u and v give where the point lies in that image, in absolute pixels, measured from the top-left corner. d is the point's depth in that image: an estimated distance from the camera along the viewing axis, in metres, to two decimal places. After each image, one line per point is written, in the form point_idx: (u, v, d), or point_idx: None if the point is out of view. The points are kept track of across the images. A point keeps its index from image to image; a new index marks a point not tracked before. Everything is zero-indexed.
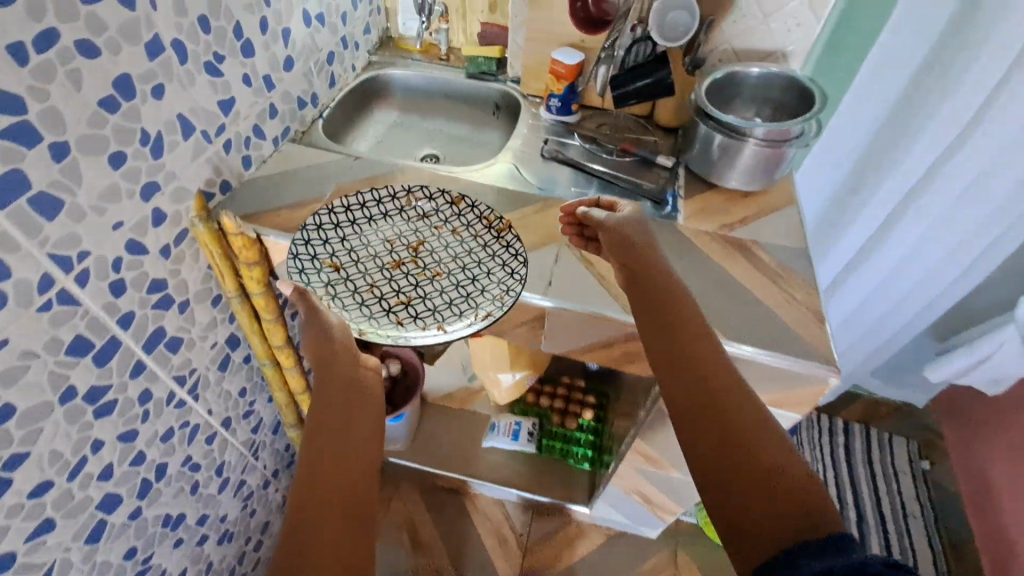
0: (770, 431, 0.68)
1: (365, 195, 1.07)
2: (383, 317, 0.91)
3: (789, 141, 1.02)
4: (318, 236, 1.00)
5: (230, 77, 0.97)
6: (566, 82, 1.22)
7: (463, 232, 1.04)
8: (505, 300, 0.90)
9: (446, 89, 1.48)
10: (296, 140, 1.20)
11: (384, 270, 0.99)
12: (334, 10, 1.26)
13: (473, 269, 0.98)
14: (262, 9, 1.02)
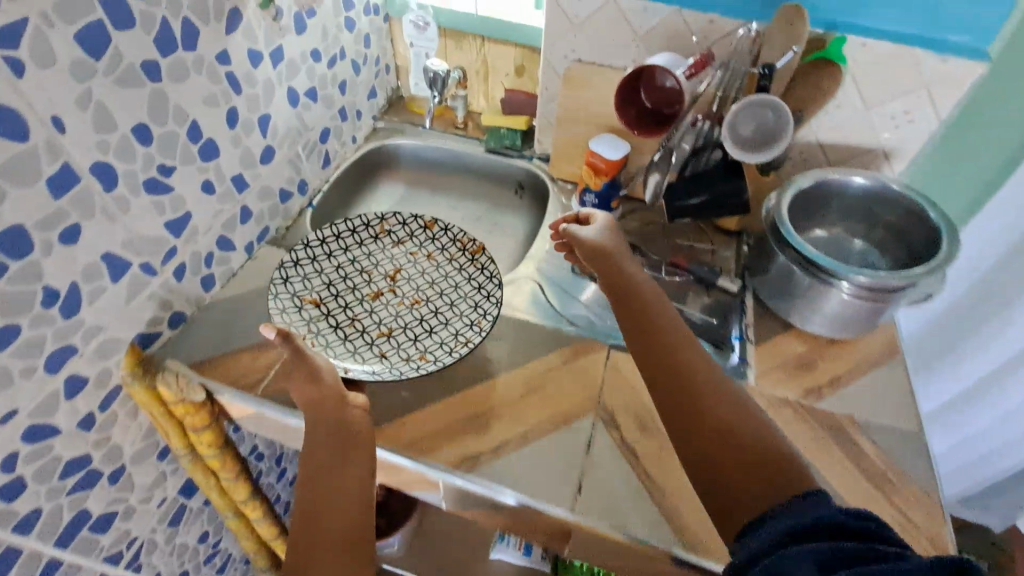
0: (733, 408, 0.63)
1: (342, 224, 1.01)
2: (371, 359, 0.86)
3: (899, 293, 0.78)
4: (296, 273, 0.93)
5: (185, 189, 0.77)
6: (604, 178, 0.99)
7: (438, 256, 1.02)
8: (482, 326, 0.87)
9: (461, 163, 1.26)
10: (278, 240, 1.00)
11: (364, 301, 0.95)
12: (330, 81, 1.06)
13: (450, 294, 0.96)
14: (231, 99, 0.81)
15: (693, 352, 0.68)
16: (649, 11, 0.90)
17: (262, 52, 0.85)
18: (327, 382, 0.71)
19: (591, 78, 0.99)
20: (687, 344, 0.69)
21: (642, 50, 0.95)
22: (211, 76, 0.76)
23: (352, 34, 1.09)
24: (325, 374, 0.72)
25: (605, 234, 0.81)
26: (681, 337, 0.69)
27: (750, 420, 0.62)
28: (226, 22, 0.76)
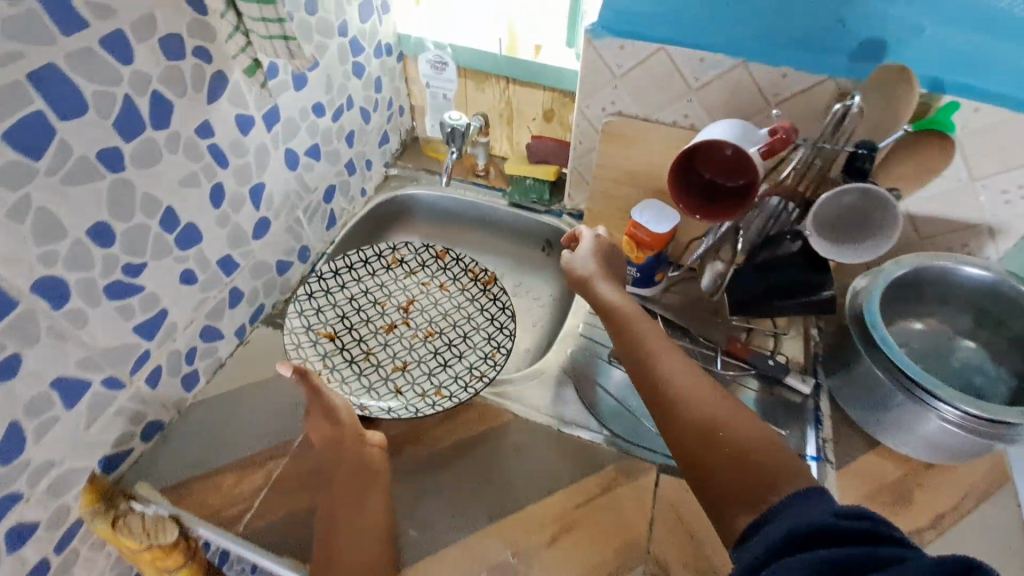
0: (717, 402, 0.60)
1: (354, 256, 0.98)
2: (383, 391, 0.88)
3: (1015, 431, 0.64)
4: (309, 305, 0.90)
5: (160, 284, 0.66)
6: (649, 251, 0.85)
7: (450, 286, 1.01)
8: (497, 358, 0.89)
9: (483, 216, 1.13)
10: (275, 319, 0.88)
11: (377, 334, 0.95)
12: (335, 133, 0.94)
13: (464, 326, 0.96)
14: (216, 174, 0.70)
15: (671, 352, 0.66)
16: (706, 63, 0.76)
17: (253, 116, 0.73)
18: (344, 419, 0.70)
19: (633, 134, 0.86)
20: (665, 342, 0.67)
21: (696, 104, 0.81)
22: (189, 153, 0.65)
23: (360, 80, 0.97)
24: (340, 409, 0.70)
25: (592, 241, 0.77)
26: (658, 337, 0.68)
27: (735, 413, 0.59)
28: (207, 90, 0.65)
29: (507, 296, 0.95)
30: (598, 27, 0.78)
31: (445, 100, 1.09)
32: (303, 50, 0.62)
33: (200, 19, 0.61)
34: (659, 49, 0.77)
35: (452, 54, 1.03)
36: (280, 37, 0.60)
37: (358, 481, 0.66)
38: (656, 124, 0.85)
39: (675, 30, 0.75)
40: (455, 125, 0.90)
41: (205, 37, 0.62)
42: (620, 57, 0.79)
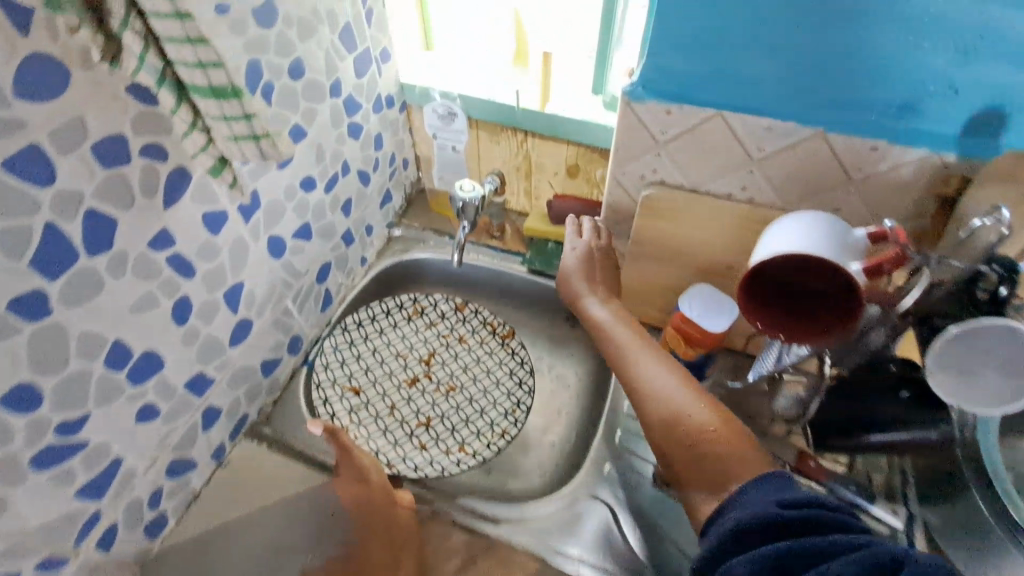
0: (685, 391, 0.60)
1: (377, 305, 0.95)
2: (412, 453, 0.83)
3: None
4: (336, 358, 0.88)
5: (109, 432, 0.55)
6: (701, 348, 0.72)
7: (469, 339, 0.95)
8: (518, 416, 0.86)
9: (500, 283, 1.00)
10: (259, 429, 0.77)
11: (402, 389, 0.89)
12: (329, 205, 0.82)
13: (483, 380, 0.90)
14: (179, 287, 0.58)
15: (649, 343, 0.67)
16: (776, 131, 0.61)
17: (227, 210, 0.61)
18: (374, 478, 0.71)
19: (679, 209, 0.71)
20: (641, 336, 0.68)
21: (757, 177, 0.66)
22: (141, 274, 0.53)
23: (358, 141, 0.84)
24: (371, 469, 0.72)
25: (576, 240, 0.78)
26: (637, 331, 0.69)
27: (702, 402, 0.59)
28: (162, 195, 0.53)
29: (525, 352, 0.92)
30: (641, 88, 0.63)
31: (453, 152, 0.97)
32: (279, 147, 0.50)
33: (149, 110, 0.49)
34: (718, 115, 0.62)
35: (462, 105, 0.89)
36: (250, 136, 0.48)
37: (390, 532, 0.69)
38: (708, 197, 0.70)
39: (741, 92, 0.60)
40: (467, 199, 0.78)
41: (155, 132, 0.50)
42: (665, 124, 0.65)
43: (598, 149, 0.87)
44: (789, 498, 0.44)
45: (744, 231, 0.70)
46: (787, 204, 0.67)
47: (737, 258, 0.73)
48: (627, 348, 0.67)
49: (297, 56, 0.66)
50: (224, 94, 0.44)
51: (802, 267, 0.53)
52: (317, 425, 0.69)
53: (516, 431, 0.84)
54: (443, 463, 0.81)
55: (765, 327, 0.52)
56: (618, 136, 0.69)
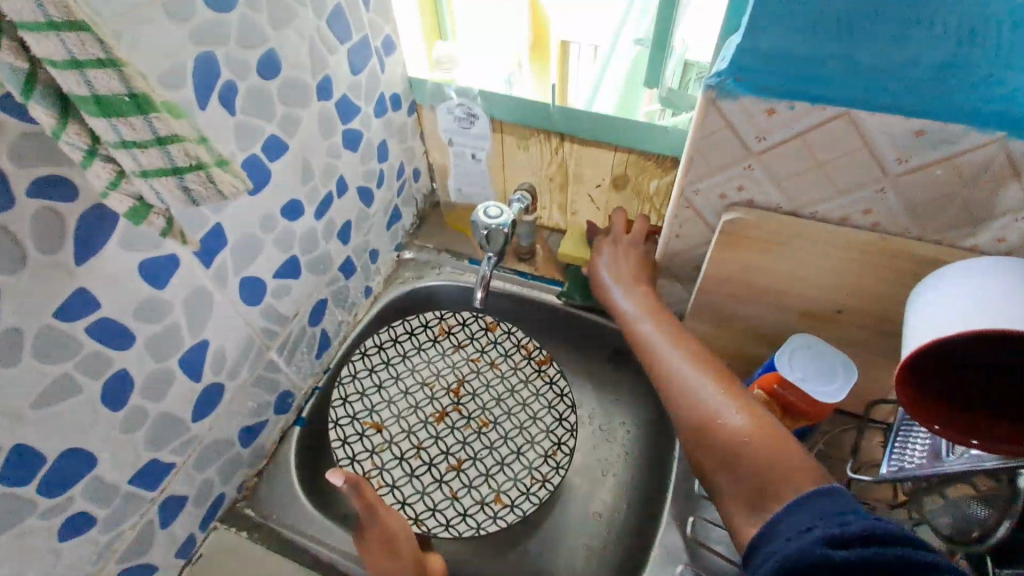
0: (720, 388, 0.54)
1: (400, 325, 0.78)
2: (442, 504, 0.68)
3: None
4: (354, 389, 0.73)
5: (19, 562, 0.41)
6: (805, 420, 0.56)
7: (502, 365, 0.78)
8: (558, 459, 0.70)
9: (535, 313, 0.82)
10: (240, 510, 0.62)
11: (428, 426, 0.74)
12: (322, 232, 0.66)
13: (518, 415, 0.75)
14: (111, 361, 0.44)
15: (681, 333, 0.60)
16: (929, 139, 0.44)
17: (178, 254, 0.46)
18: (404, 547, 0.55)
19: (778, 235, 0.54)
20: (671, 325, 0.61)
21: (890, 196, 0.49)
22: (46, 354, 0.39)
23: (356, 152, 0.69)
24: (400, 535, 0.56)
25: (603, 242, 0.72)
26: (668, 320, 0.62)
27: (739, 402, 0.52)
28: (72, 247, 0.38)
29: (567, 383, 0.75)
30: (735, 79, 0.46)
31: (473, 160, 0.81)
32: (215, 183, 0.35)
33: (34, 131, 0.34)
34: (846, 113, 0.45)
35: (483, 104, 0.73)
36: (167, 169, 0.33)
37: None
38: (815, 223, 0.53)
39: (880, 82, 0.43)
40: (493, 226, 0.62)
41: (48, 161, 0.35)
42: (765, 128, 0.48)
43: (653, 156, 0.70)
44: (839, 532, 0.37)
45: (860, 267, 0.53)
46: (926, 233, 0.51)
47: (844, 301, 0.56)
48: (657, 339, 0.60)
49: (269, 48, 0.51)
50: (119, 109, 0.30)
51: (985, 362, 0.40)
52: (339, 476, 0.53)
53: (560, 478, 0.68)
54: (476, 516, 0.67)
55: (946, 432, 0.39)
56: (693, 142, 0.51)
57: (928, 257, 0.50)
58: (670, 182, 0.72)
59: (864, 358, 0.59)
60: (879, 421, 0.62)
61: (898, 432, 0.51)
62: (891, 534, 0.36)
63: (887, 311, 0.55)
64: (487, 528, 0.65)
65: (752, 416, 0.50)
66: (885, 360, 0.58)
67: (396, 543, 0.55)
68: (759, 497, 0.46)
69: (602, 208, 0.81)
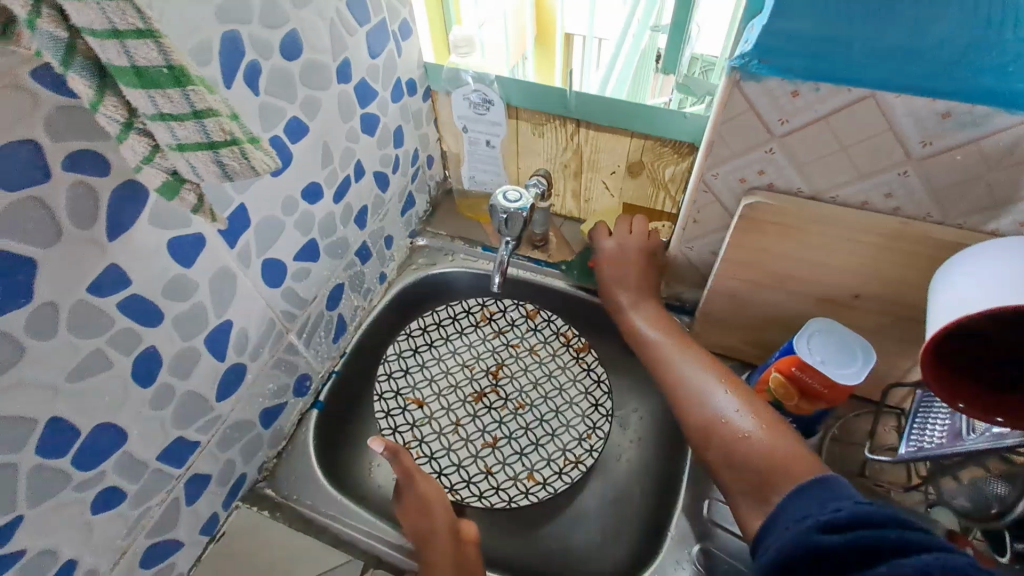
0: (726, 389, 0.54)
1: (444, 309, 0.80)
2: (477, 477, 0.68)
3: None
4: (398, 365, 0.75)
5: (53, 533, 0.42)
6: (822, 403, 0.56)
7: (541, 350, 0.79)
8: (593, 442, 0.69)
9: (543, 298, 0.84)
10: (260, 490, 0.63)
11: (467, 406, 0.75)
12: (340, 217, 0.67)
13: (555, 399, 0.75)
14: (140, 339, 0.44)
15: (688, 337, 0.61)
16: (956, 120, 0.44)
17: (204, 234, 0.47)
18: (438, 511, 0.56)
19: (798, 218, 0.54)
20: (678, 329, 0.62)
21: (913, 179, 0.49)
22: (82, 329, 0.39)
23: (374, 137, 0.69)
24: (437, 501, 0.57)
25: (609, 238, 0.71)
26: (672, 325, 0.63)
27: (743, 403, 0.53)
28: (105, 225, 0.39)
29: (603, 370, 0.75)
30: (760, 60, 0.46)
31: (488, 147, 0.81)
32: (248, 158, 0.35)
33: (70, 105, 0.34)
34: (872, 95, 0.45)
35: (500, 90, 0.73)
36: (202, 143, 0.33)
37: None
38: (834, 207, 0.54)
39: (903, 64, 0.43)
40: (512, 209, 0.62)
41: (83, 137, 0.35)
42: (789, 110, 0.48)
43: (669, 142, 0.70)
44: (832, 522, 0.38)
45: (880, 251, 0.53)
46: (948, 217, 0.51)
47: (865, 285, 0.56)
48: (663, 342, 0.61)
49: (291, 28, 0.51)
50: (158, 81, 0.30)
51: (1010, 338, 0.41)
52: (379, 443, 0.55)
53: (593, 460, 0.68)
54: (508, 490, 0.67)
55: (975, 410, 0.39)
56: (715, 124, 0.52)
57: (950, 241, 0.50)
58: (686, 169, 0.72)
59: (881, 342, 0.59)
60: (893, 408, 0.62)
61: (917, 415, 0.52)
62: (882, 516, 0.36)
63: (905, 295, 0.55)
64: (519, 502, 0.65)
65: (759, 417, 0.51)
66: (903, 345, 0.58)
67: (431, 506, 0.57)
68: (763, 492, 0.47)
69: (616, 195, 0.81)
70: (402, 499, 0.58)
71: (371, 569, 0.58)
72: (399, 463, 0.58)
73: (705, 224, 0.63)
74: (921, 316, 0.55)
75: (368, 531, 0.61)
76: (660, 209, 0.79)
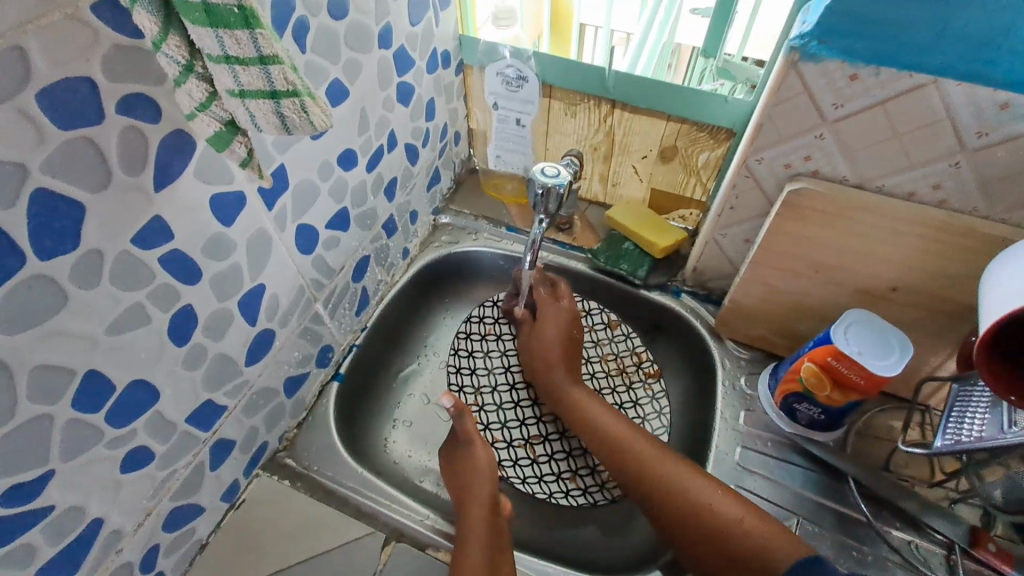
0: (695, 482, 0.56)
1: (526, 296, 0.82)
2: (523, 461, 0.71)
3: None
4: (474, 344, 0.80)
5: (83, 490, 0.41)
6: (856, 395, 0.56)
7: (610, 360, 0.79)
8: None
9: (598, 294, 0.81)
10: (281, 460, 0.63)
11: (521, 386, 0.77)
12: (371, 186, 0.65)
13: (613, 410, 0.75)
14: (178, 296, 0.43)
15: (636, 448, 0.60)
16: (1015, 112, 0.44)
17: (245, 192, 0.46)
18: (484, 478, 0.57)
19: (844, 208, 0.53)
20: (633, 434, 0.62)
21: (964, 171, 0.49)
22: (123, 281, 0.38)
23: (408, 107, 0.67)
24: (483, 464, 0.59)
25: (564, 179, 0.63)
26: (638, 433, 0.62)
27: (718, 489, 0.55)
28: (152, 173, 0.37)
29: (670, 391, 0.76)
30: (820, 42, 0.45)
31: (517, 126, 0.78)
32: (307, 114, 0.33)
33: (127, 44, 0.33)
34: (933, 81, 0.45)
35: (536, 66, 0.71)
36: (263, 91, 0.31)
37: (496, 541, 0.53)
38: (880, 196, 0.53)
39: (967, 52, 0.42)
40: (550, 184, 0.62)
41: (138, 79, 0.34)
42: (846, 94, 0.48)
43: (706, 127, 0.69)
44: None
45: (923, 244, 0.52)
46: (994, 212, 0.50)
47: (903, 278, 0.56)
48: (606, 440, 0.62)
49: None
50: (225, 20, 0.28)
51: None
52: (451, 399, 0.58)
53: None
54: (550, 484, 0.70)
55: None
56: (767, 106, 0.51)
57: (996, 236, 0.49)
58: (721, 156, 0.71)
59: (912, 337, 0.59)
60: (920, 404, 0.63)
61: (954, 406, 0.53)
62: None
63: (944, 290, 0.55)
64: (557, 500, 0.68)
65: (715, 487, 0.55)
66: (935, 340, 0.58)
67: (478, 472, 0.58)
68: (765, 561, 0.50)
69: (645, 180, 0.80)
70: (456, 459, 0.61)
71: (392, 543, 0.58)
72: (461, 425, 0.60)
73: (743, 211, 0.62)
74: (955, 312, 0.55)
75: (388, 504, 0.60)
76: (688, 196, 0.79)
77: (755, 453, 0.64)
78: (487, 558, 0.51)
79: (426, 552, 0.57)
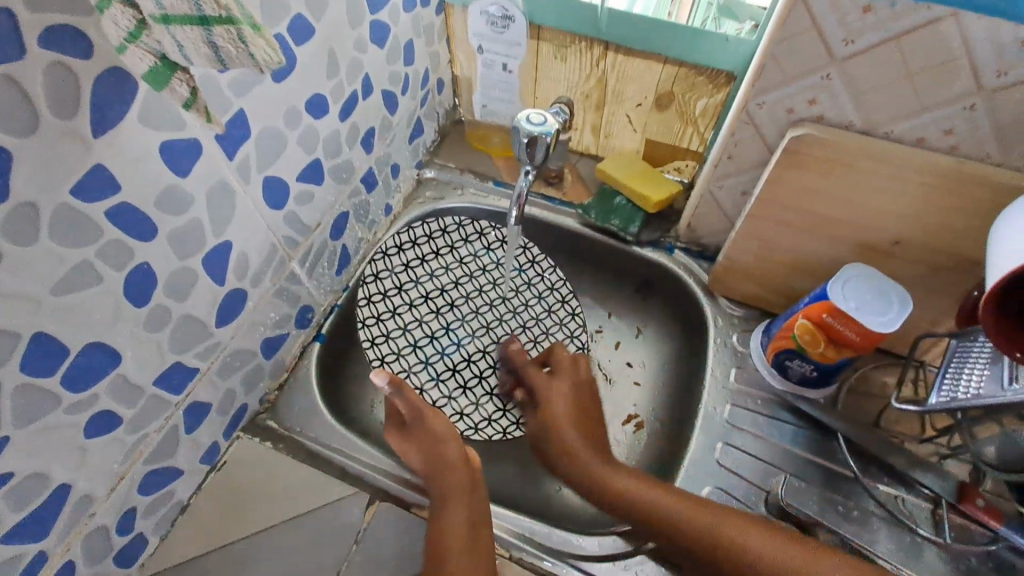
0: (724, 521, 0.50)
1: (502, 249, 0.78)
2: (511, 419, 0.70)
3: None
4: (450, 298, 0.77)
5: (44, 456, 0.40)
6: (850, 352, 0.54)
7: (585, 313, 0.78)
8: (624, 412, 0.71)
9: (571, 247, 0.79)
10: (262, 422, 0.61)
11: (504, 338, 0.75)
12: (346, 137, 0.61)
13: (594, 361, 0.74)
14: (132, 254, 0.40)
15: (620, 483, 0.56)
16: None
17: (199, 140, 0.42)
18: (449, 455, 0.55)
19: (845, 155, 0.50)
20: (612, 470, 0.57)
21: (979, 114, 0.45)
22: (64, 236, 0.35)
23: (383, 49, 0.62)
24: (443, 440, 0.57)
25: (552, 126, 0.58)
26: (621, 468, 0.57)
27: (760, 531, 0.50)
28: (89, 116, 0.34)
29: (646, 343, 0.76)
30: None
31: (504, 72, 0.73)
32: (246, 45, 0.29)
33: None
34: (953, 13, 0.41)
35: (523, 4, 0.65)
36: (191, 16, 0.27)
37: (477, 516, 0.52)
38: (886, 143, 0.49)
39: None
40: (535, 133, 0.58)
41: (60, 8, 0.30)
42: (855, 29, 0.44)
43: (704, 70, 0.64)
44: None
45: (928, 194, 0.49)
46: (1008, 159, 0.47)
47: (906, 231, 0.53)
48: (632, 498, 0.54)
49: None
50: None
51: None
52: (382, 375, 0.56)
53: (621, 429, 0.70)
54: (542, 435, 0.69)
55: None
56: (773, 42, 0.47)
57: (1009, 184, 0.46)
58: (720, 102, 0.67)
59: (912, 293, 0.57)
60: (914, 360, 0.61)
61: (951, 362, 0.51)
62: None
63: (947, 243, 0.52)
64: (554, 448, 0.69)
65: (779, 540, 0.49)
66: (934, 295, 0.56)
67: (441, 445, 0.56)
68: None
69: (639, 131, 0.76)
70: (412, 444, 0.58)
71: (376, 502, 0.57)
72: (404, 399, 0.58)
73: (740, 163, 0.59)
74: (959, 266, 0.53)
75: (371, 466, 0.59)
76: (684, 147, 0.75)
77: (745, 411, 0.63)
78: (466, 538, 0.49)
79: (410, 511, 0.57)
